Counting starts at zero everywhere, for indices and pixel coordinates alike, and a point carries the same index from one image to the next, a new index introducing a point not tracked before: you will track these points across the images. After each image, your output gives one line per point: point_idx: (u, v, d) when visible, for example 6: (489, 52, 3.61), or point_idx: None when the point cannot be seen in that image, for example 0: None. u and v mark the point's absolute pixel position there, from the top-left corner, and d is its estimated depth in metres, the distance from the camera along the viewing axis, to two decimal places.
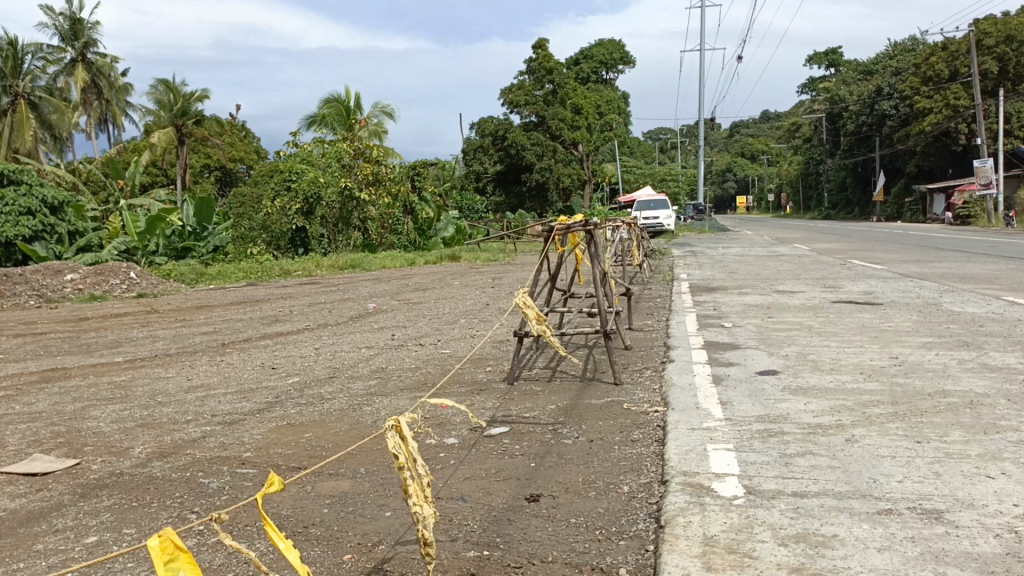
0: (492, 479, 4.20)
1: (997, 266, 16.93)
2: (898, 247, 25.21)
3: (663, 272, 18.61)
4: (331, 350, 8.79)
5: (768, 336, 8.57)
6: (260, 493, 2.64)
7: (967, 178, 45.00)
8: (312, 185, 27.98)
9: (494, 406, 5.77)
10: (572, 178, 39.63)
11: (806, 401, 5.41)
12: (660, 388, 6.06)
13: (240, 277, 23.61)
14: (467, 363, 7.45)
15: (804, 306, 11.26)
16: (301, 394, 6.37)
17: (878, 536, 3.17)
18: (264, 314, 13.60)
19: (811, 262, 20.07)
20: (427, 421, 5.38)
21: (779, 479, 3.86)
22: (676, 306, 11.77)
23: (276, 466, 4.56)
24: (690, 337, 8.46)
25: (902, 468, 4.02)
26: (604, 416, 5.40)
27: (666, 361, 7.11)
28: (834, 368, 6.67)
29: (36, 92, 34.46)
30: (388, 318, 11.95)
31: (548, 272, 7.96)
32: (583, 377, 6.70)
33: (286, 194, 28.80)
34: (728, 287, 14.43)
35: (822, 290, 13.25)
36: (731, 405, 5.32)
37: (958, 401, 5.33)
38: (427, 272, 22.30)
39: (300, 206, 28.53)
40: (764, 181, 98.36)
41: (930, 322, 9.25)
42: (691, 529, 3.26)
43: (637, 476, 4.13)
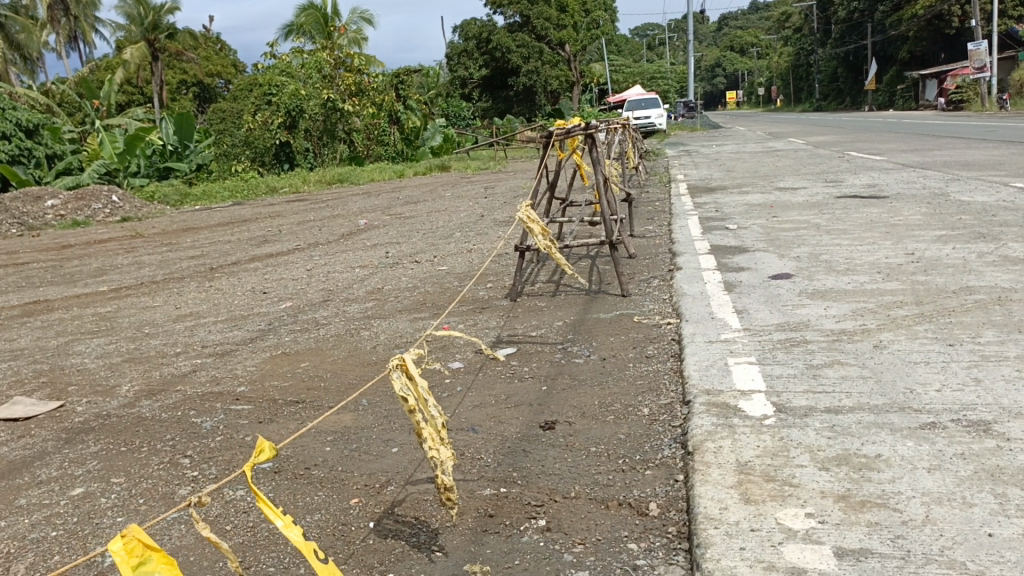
0: (504, 407, 3.97)
1: (999, 151, 16.53)
2: (895, 137, 24.69)
3: (659, 173, 18.15)
4: (323, 271, 8.48)
5: (775, 236, 8.25)
6: (249, 466, 2.30)
7: (962, 63, 43.97)
8: (292, 99, 27.00)
9: (498, 326, 5.51)
10: (560, 80, 38.54)
11: (826, 305, 5.14)
12: (671, 299, 5.79)
13: (226, 196, 23.10)
14: (465, 281, 7.15)
15: (807, 203, 10.92)
16: (295, 321, 6.09)
17: (925, 455, 2.93)
18: (252, 235, 13.24)
19: (808, 156, 19.62)
20: (430, 345, 5.13)
21: (809, 394, 3.62)
22: (676, 208, 11.41)
23: (273, 400, 4.32)
24: (695, 242, 8.16)
25: (938, 374, 3.77)
26: (615, 331, 5.15)
27: (673, 269, 6.83)
28: (850, 267, 6.38)
29: None
30: (380, 234, 11.58)
31: (547, 181, 7.59)
32: (589, 290, 6.42)
33: (267, 108, 28.04)
34: (727, 187, 14.06)
35: (824, 185, 12.87)
36: (747, 314, 5.06)
37: (984, 298, 5.05)
38: (417, 183, 21.79)
39: (283, 120, 27.80)
40: (754, 75, 96.28)
41: (940, 213, 8.93)
42: (722, 455, 3.03)
43: (657, 396, 3.89)
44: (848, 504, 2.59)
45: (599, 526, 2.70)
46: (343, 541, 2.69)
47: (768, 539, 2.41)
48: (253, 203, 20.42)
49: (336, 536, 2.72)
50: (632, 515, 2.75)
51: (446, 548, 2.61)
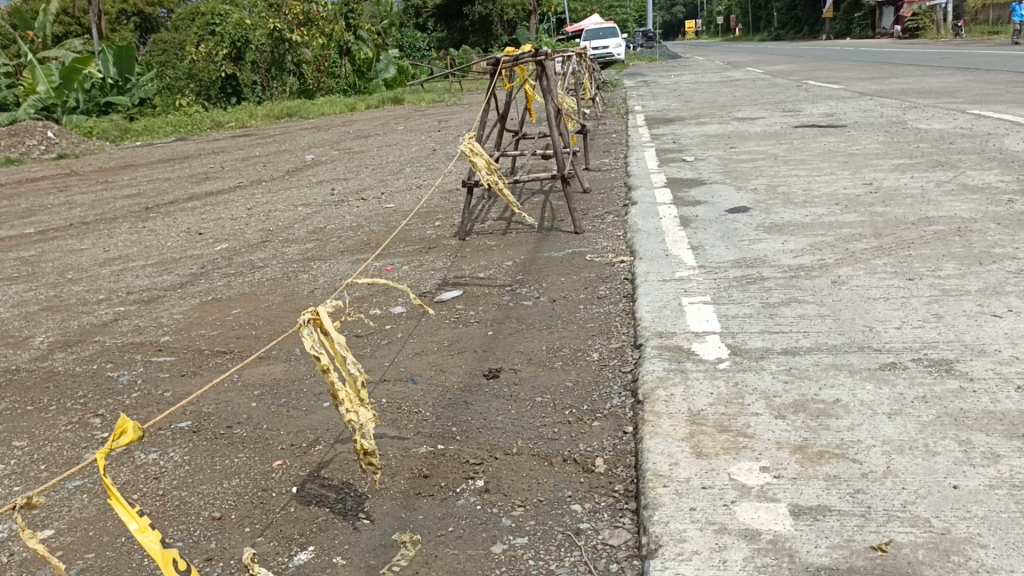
0: (446, 354, 3.74)
1: (955, 78, 16.42)
2: (852, 65, 24.50)
3: (616, 104, 17.77)
4: (264, 209, 8.07)
5: (732, 168, 8.02)
6: (104, 452, 1.92)
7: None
8: (238, 28, 25.94)
9: (444, 267, 5.24)
10: (516, 8, 37.46)
11: (783, 240, 4.95)
12: (624, 236, 5.56)
13: (169, 131, 22.22)
14: (413, 219, 6.83)
15: (765, 133, 10.70)
16: (230, 264, 5.75)
17: (885, 399, 2.77)
18: (194, 171, 12.70)
19: (765, 85, 19.38)
20: (371, 288, 4.87)
21: (765, 335, 3.44)
22: (633, 140, 11.11)
23: (199, 351, 4.03)
24: (651, 175, 7.91)
25: (898, 311, 3.61)
26: (566, 271, 4.93)
27: (628, 203, 6.59)
28: (807, 198, 6.19)
29: None
30: (327, 170, 11.13)
31: (497, 112, 7.24)
32: (540, 227, 6.17)
33: (211, 39, 27.09)
34: (684, 117, 13.79)
35: (782, 114, 12.65)
36: (702, 251, 4.86)
37: (944, 229, 4.89)
38: (368, 117, 21.13)
39: (228, 51, 26.86)
40: (713, 4, 95.01)
41: (898, 141, 8.76)
42: (674, 405, 2.84)
43: (607, 340, 3.70)
44: (806, 456, 2.42)
45: (542, 485, 2.50)
46: (261, 509, 2.47)
47: (721, 498, 2.23)
48: (197, 139, 19.65)
49: (254, 504, 2.50)
50: (578, 472, 2.56)
51: (375, 514, 2.39)
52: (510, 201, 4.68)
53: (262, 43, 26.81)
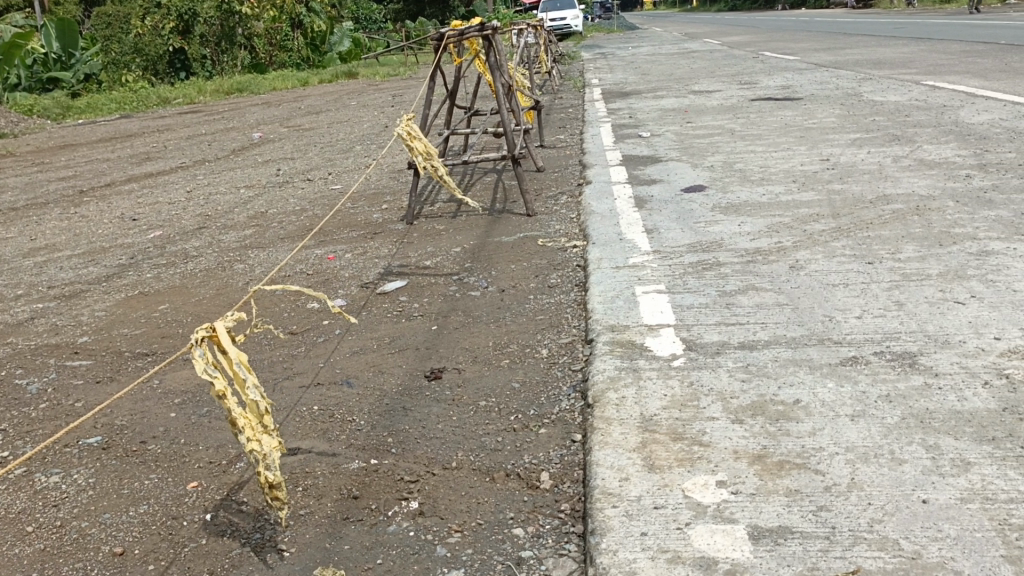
0: (385, 353, 3.51)
1: (909, 49, 16.43)
2: (807, 36, 24.48)
3: (573, 77, 17.50)
4: (205, 192, 7.71)
5: (689, 144, 7.84)
6: None
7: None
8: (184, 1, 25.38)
9: (389, 254, 4.99)
10: None
11: (740, 221, 4.77)
12: (577, 219, 5.35)
13: (113, 108, 21.43)
14: (358, 202, 6.54)
15: (722, 107, 10.53)
16: (162, 253, 5.42)
17: (848, 398, 2.58)
18: (136, 151, 12.18)
19: (723, 57, 19.20)
20: (311, 279, 4.61)
21: (721, 327, 3.25)
22: (589, 115, 10.87)
23: (120, 353, 3.75)
24: (606, 152, 7.70)
25: (858, 297, 3.44)
26: (516, 258, 4.70)
27: (582, 183, 6.37)
28: (764, 176, 6.01)
29: None
30: (274, 149, 10.73)
31: (447, 89, 6.95)
32: (491, 210, 5.93)
33: (158, 12, 26.05)
34: (642, 91, 13.56)
35: (739, 87, 12.50)
36: (657, 234, 4.66)
37: (903, 207, 4.74)
38: (320, 92, 20.60)
39: (175, 24, 26.01)
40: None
41: (855, 114, 8.64)
42: (625, 409, 2.64)
43: (557, 335, 3.50)
44: (764, 467, 2.23)
45: (480, 506, 2.29)
46: (169, 543, 2.25)
47: (674, 519, 2.04)
48: (141, 116, 18.95)
49: (162, 536, 2.27)
50: (519, 489, 2.35)
51: (295, 546, 2.18)
52: (448, 190, 4.42)
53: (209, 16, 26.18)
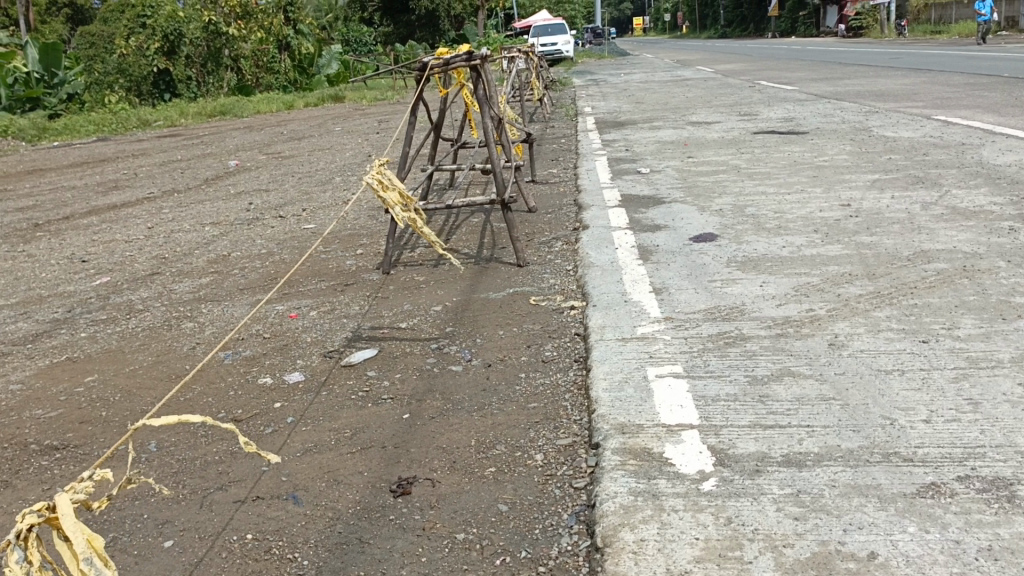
0: (344, 455, 2.86)
1: (909, 80, 16.04)
2: (801, 65, 24.21)
3: (565, 105, 17.00)
4: (166, 229, 7.06)
5: (692, 182, 7.28)
6: None
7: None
8: (171, 21, 24.89)
9: (360, 312, 4.35)
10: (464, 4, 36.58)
11: (762, 281, 4.17)
12: (575, 272, 4.74)
13: (91, 130, 20.79)
14: (332, 245, 5.91)
15: (723, 140, 10.00)
16: (103, 306, 4.76)
17: (939, 554, 2.00)
18: (105, 178, 11.52)
19: (717, 86, 18.76)
20: (267, 344, 3.96)
21: (757, 433, 2.64)
22: (583, 147, 10.31)
23: (25, 445, 3.09)
24: (604, 191, 7.11)
25: (922, 393, 2.84)
26: (506, 321, 4.07)
27: (578, 227, 5.78)
28: (781, 223, 5.44)
29: None
30: (249, 179, 10.09)
31: (432, 121, 6.35)
32: (478, 258, 5.32)
33: (143, 33, 25.63)
34: (637, 121, 13.04)
35: (738, 118, 11.99)
36: (668, 296, 4.05)
37: (948, 268, 4.17)
38: (306, 116, 20.04)
39: (161, 45, 25.41)
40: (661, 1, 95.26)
41: (867, 151, 8.11)
42: (647, 564, 2.04)
43: (554, 433, 2.87)
44: None
45: None
46: None
47: None
48: (118, 139, 18.32)
49: None
50: None
51: None
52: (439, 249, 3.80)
53: (196, 37, 25.77)
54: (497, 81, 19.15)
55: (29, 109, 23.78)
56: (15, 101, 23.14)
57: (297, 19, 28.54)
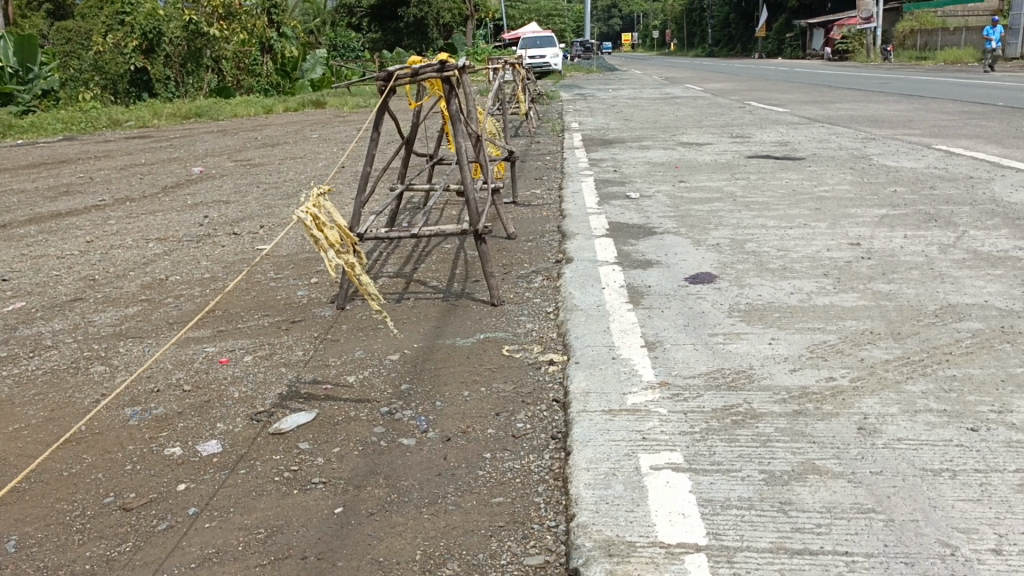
0: (252, 568, 2.24)
1: (902, 106, 15.63)
2: (790, 86, 23.86)
3: (551, 120, 16.49)
4: (107, 245, 6.42)
5: (685, 210, 6.72)
6: None
7: (849, 13, 43.93)
8: (149, 18, 24.07)
9: (303, 358, 3.72)
10: (453, 13, 36.12)
11: (771, 337, 3.58)
12: (555, 316, 4.15)
13: (59, 127, 20.00)
14: (284, 271, 5.28)
15: (716, 163, 9.48)
16: (8, 341, 4.12)
17: None
18: (60, 181, 10.84)
19: (707, 105, 18.31)
20: (186, 399, 3.32)
21: (783, 564, 2.06)
22: (569, 166, 9.76)
23: None
24: (589, 218, 6.53)
25: (987, 509, 2.25)
26: (472, 377, 3.46)
27: (561, 261, 5.18)
28: (787, 263, 4.88)
29: None
30: (211, 188, 9.43)
31: (405, 135, 5.74)
32: (447, 293, 4.71)
33: (120, 30, 24.88)
34: (626, 140, 12.53)
35: (731, 140, 11.49)
36: (664, 353, 3.45)
37: (983, 328, 3.61)
38: (284, 121, 19.38)
39: (139, 43, 24.67)
40: (649, 18, 95.36)
41: (870, 182, 7.59)
42: None
43: (523, 546, 2.26)
44: None
45: None
46: None
47: None
48: (86, 139, 17.57)
49: None
50: None
51: None
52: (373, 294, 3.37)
53: (176, 36, 25.00)
54: (481, 92, 18.57)
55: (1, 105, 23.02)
56: None
57: (279, 21, 27.89)
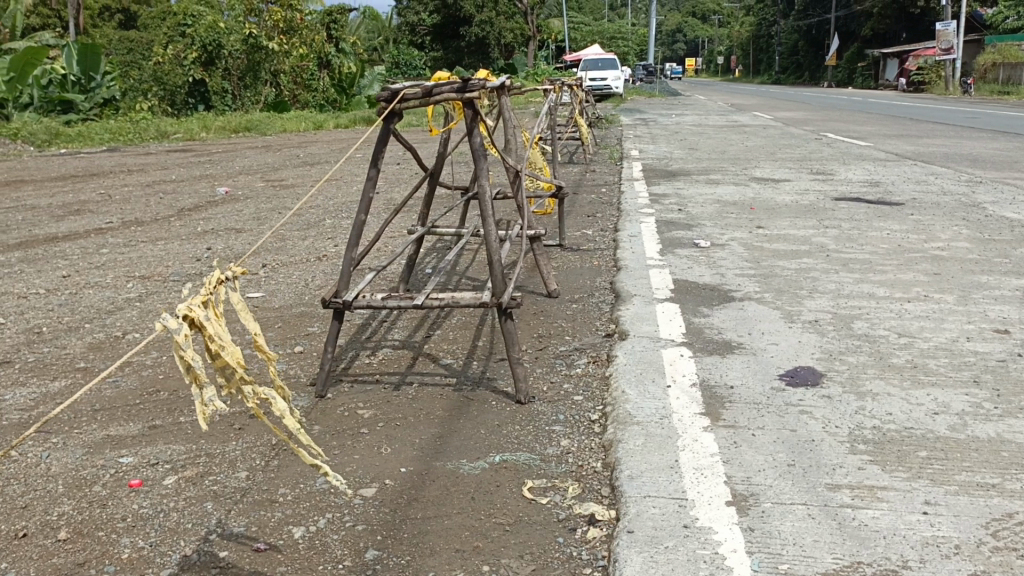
0: None
1: (1000, 144, 14.14)
2: (869, 118, 22.35)
3: (609, 146, 15.40)
4: (84, 282, 5.46)
5: (768, 266, 5.53)
6: None
7: (926, 43, 41.87)
8: (210, 30, 23.60)
9: (242, 487, 2.63)
10: (515, 33, 35.68)
11: (925, 501, 2.41)
12: (603, 432, 3.00)
13: (105, 138, 19.52)
14: (267, 332, 4.22)
15: (797, 205, 8.26)
16: None
17: None
18: (80, 196, 10.08)
19: (779, 136, 17.02)
20: (49, 562, 2.25)
21: None
22: (628, 202, 8.63)
23: None
24: (651, 273, 5.38)
25: None
26: (474, 541, 2.33)
27: (614, 337, 4.04)
28: (917, 357, 3.67)
29: None
30: (230, 212, 8.51)
31: (429, 168, 4.67)
32: (463, 380, 3.60)
33: (181, 41, 24.57)
34: (692, 172, 11.37)
35: (812, 178, 10.24)
36: (765, 524, 2.30)
37: None
38: (333, 138, 18.64)
39: (199, 55, 24.33)
40: (714, 43, 93.63)
41: (992, 238, 6.31)
42: None
43: None
44: None
45: None
46: None
47: None
48: (128, 151, 17.00)
49: None
50: None
51: None
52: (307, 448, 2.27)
53: (235, 50, 24.48)
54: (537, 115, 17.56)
55: (60, 112, 22.74)
56: (46, 103, 22.30)
57: (339, 37, 27.26)
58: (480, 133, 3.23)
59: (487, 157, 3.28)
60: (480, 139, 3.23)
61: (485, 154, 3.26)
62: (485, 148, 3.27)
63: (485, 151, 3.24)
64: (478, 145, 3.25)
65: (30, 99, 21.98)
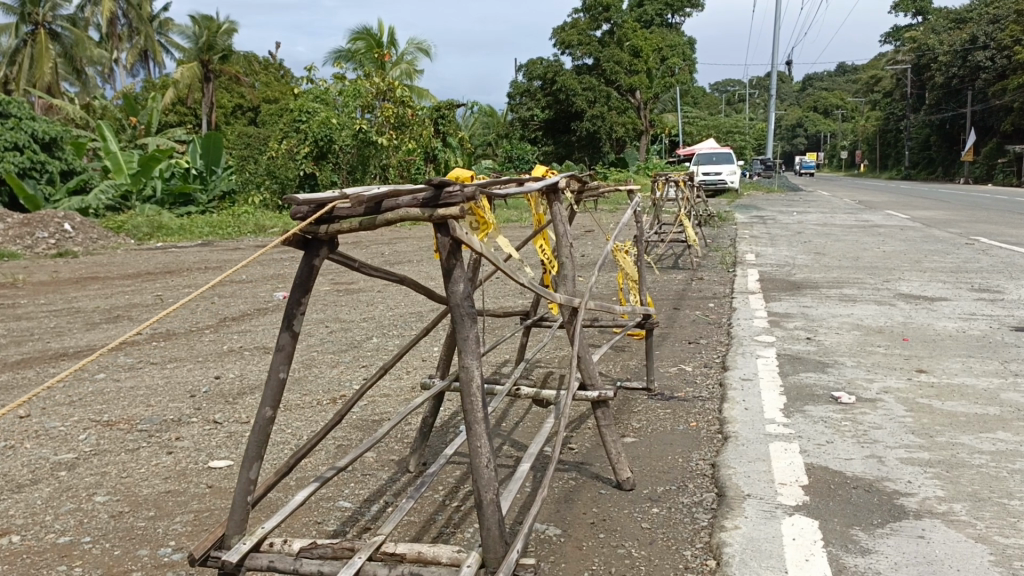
0: None
1: None
2: (1022, 220, 19.84)
3: (722, 249, 13.85)
4: (39, 427, 4.32)
5: (949, 445, 3.86)
6: None
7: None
8: (323, 126, 23.24)
9: None
10: (627, 127, 34.87)
11: None
12: None
13: (206, 232, 19.45)
14: (196, 541, 2.88)
15: (964, 338, 6.50)
16: None
17: None
18: (136, 298, 9.34)
19: (921, 241, 15.01)
20: None
21: None
22: (742, 326, 7.08)
23: None
24: (772, 448, 3.80)
25: None
26: None
27: None
28: None
29: (56, 22, 36.45)
30: (275, 324, 7.48)
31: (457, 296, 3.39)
32: None
33: (295, 136, 24.21)
34: (820, 284, 9.71)
35: (974, 299, 8.40)
36: None
37: None
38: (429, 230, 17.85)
39: (311, 150, 23.65)
40: (837, 137, 90.69)
41: None
42: None
43: None
44: None
45: None
46: None
47: None
48: (221, 245, 16.71)
49: None
50: None
51: None
52: None
53: (347, 145, 23.70)
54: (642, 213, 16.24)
55: (179, 205, 23.16)
56: (167, 195, 22.79)
57: (448, 131, 26.60)
58: (463, 278, 2.15)
59: (475, 313, 2.20)
60: (463, 288, 2.17)
61: (471, 309, 2.18)
62: (471, 298, 2.20)
63: (472, 306, 2.17)
64: (460, 295, 2.18)
65: (152, 192, 22.46)
